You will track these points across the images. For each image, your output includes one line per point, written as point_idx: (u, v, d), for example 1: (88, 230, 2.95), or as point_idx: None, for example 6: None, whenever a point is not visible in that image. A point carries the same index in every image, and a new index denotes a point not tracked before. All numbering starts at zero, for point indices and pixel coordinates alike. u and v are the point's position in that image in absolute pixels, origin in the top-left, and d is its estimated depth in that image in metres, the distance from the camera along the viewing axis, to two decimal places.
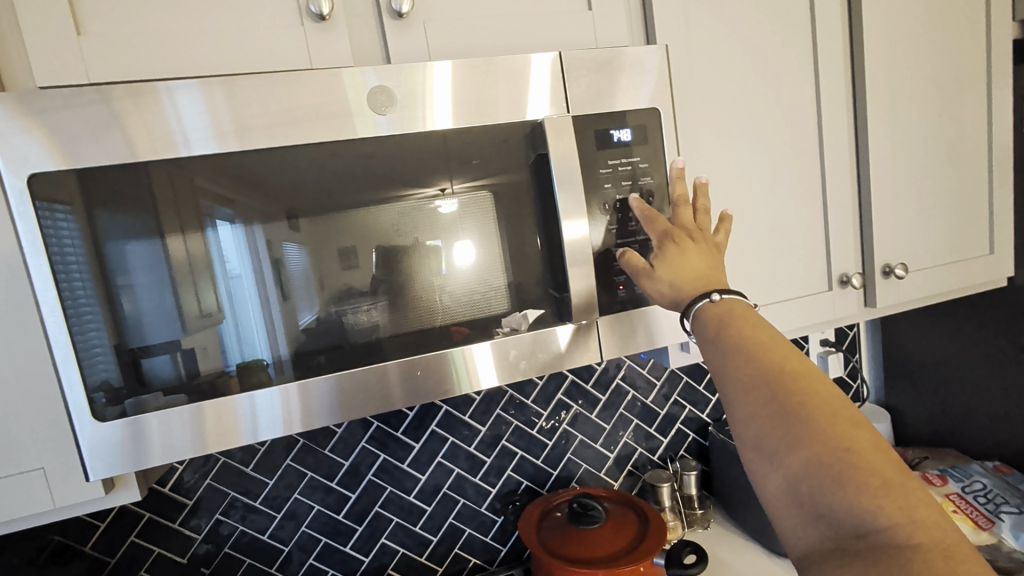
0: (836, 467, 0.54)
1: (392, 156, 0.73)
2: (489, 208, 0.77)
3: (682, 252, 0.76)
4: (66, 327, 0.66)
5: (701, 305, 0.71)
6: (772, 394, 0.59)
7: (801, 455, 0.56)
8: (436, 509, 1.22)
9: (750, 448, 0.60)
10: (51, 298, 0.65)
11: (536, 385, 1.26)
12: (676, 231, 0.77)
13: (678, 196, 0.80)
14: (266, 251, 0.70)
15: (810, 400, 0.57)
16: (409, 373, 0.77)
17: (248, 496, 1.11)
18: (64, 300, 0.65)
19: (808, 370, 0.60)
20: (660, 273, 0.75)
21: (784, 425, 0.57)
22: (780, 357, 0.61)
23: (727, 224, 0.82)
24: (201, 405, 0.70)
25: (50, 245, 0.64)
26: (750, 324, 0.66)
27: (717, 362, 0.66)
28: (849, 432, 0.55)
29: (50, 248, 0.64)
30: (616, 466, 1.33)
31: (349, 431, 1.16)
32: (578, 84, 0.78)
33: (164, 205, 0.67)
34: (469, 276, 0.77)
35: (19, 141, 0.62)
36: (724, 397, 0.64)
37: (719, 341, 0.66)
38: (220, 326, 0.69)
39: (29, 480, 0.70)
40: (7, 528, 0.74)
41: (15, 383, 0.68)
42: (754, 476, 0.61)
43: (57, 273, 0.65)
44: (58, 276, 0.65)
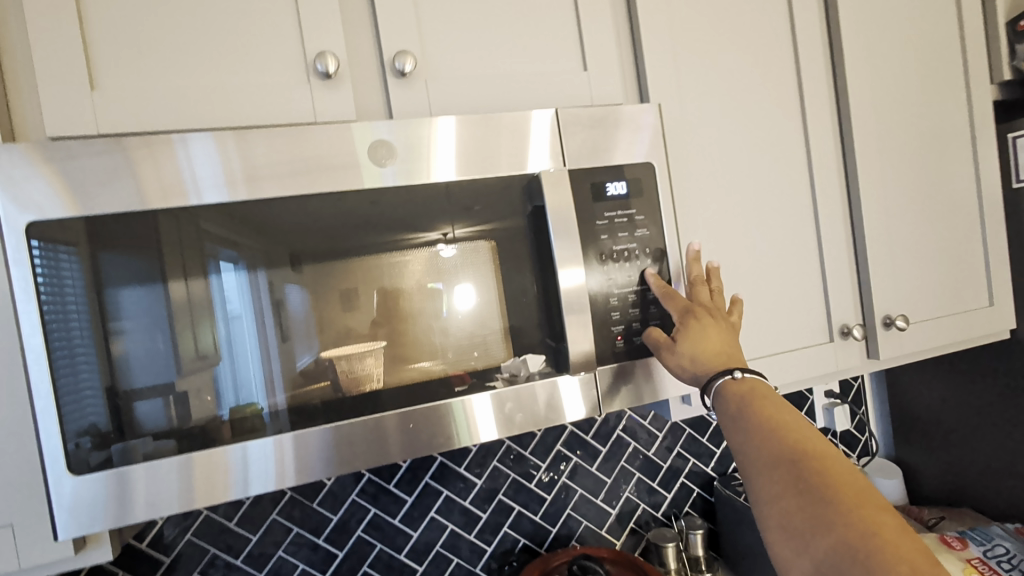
0: (856, 546, 0.56)
1: (393, 206, 0.74)
2: (486, 258, 0.77)
3: (702, 329, 0.79)
4: (52, 374, 0.64)
5: (723, 381, 0.76)
6: (794, 472, 0.63)
7: (827, 538, 0.58)
8: (428, 568, 1.16)
9: (775, 529, 0.63)
10: (37, 344, 0.63)
11: (534, 436, 1.22)
12: (694, 308, 0.80)
13: (694, 276, 0.85)
14: (267, 293, 0.70)
15: (827, 479, 0.61)
16: (404, 426, 0.75)
17: (230, 554, 1.06)
18: (52, 346, 0.64)
19: (828, 452, 0.64)
20: (682, 347, 0.78)
21: (806, 504, 0.60)
22: (800, 439, 0.66)
23: (738, 306, 0.88)
24: (191, 456, 0.68)
25: (44, 290, 0.64)
26: (769, 405, 0.71)
27: (739, 440, 0.70)
28: (870, 513, 0.57)
29: (43, 294, 0.64)
30: (618, 523, 1.27)
31: (340, 483, 1.11)
32: (574, 139, 0.80)
33: (168, 250, 0.67)
34: (469, 319, 0.77)
35: (25, 187, 0.63)
36: (747, 475, 0.68)
37: (742, 423, 0.71)
38: (215, 369, 0.68)
39: None
40: None
41: None
42: (783, 562, 0.62)
43: (47, 319, 0.64)
44: (49, 322, 0.64)
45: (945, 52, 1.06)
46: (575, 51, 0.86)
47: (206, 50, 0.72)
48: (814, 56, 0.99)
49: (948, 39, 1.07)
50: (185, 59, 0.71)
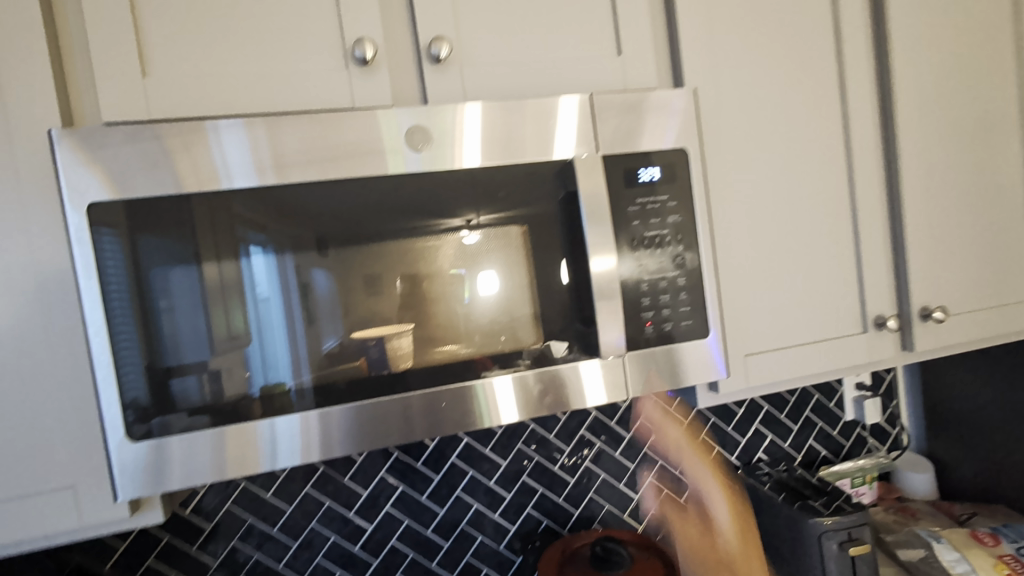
0: None
1: (424, 191, 0.75)
2: (515, 241, 0.78)
3: None
4: (111, 345, 0.68)
5: None
6: None
7: None
8: (453, 545, 1.19)
9: None
10: (98, 318, 0.68)
11: (559, 420, 1.24)
12: None
13: None
14: (295, 277, 0.73)
15: None
16: (433, 405, 0.77)
17: (266, 523, 1.11)
18: (111, 322, 0.68)
19: None
20: None
21: None
22: None
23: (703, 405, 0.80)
24: (223, 430, 0.72)
25: (99, 269, 0.68)
26: None
27: None
28: None
29: (100, 272, 0.68)
30: (640, 508, 1.29)
31: (369, 460, 1.15)
32: (606, 125, 0.80)
33: (202, 233, 0.70)
34: (493, 304, 0.78)
35: (80, 169, 0.67)
36: None
37: None
38: (246, 348, 0.71)
39: (59, 499, 0.72)
40: (31, 546, 0.75)
41: (55, 401, 0.71)
42: None
43: (106, 295, 0.68)
44: (107, 298, 0.68)
45: (998, 34, 1.02)
46: (609, 35, 0.85)
47: (248, 36, 0.74)
48: (856, 39, 0.96)
49: (1001, 19, 1.02)
50: (228, 45, 0.74)
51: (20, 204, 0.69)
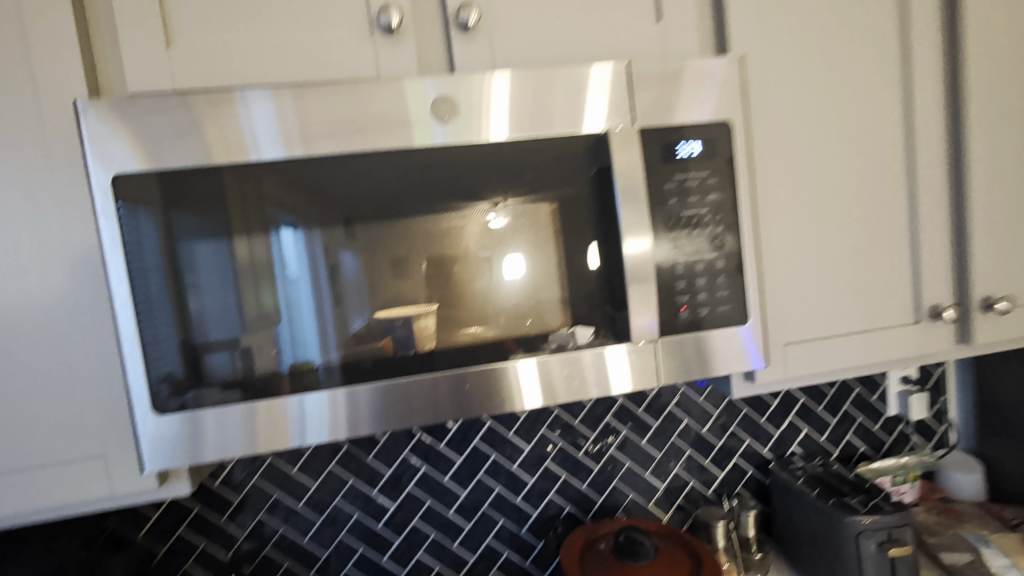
0: None
1: (450, 165, 0.73)
2: (544, 220, 0.75)
3: None
4: (137, 318, 0.68)
5: None
6: None
7: None
8: (475, 527, 1.19)
9: None
10: (122, 292, 0.67)
11: (584, 406, 1.21)
12: None
13: None
14: (323, 257, 0.71)
15: None
16: (457, 386, 0.75)
17: (292, 498, 1.12)
18: (136, 296, 0.68)
19: None
20: None
21: None
22: None
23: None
24: (254, 404, 0.71)
25: (131, 243, 0.68)
26: None
27: None
28: None
29: (126, 245, 0.67)
30: (665, 498, 1.25)
31: (393, 440, 1.15)
32: (643, 96, 0.75)
33: (233, 209, 0.69)
34: (521, 285, 0.75)
35: (113, 139, 0.66)
36: None
37: None
38: (276, 327, 0.71)
39: (90, 467, 0.73)
40: (64, 513, 0.76)
41: (84, 372, 0.72)
42: None
43: (131, 268, 0.68)
44: (132, 272, 0.68)
45: None
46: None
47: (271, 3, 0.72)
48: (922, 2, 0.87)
49: None
50: (251, 13, 0.71)
51: (47, 178, 0.69)
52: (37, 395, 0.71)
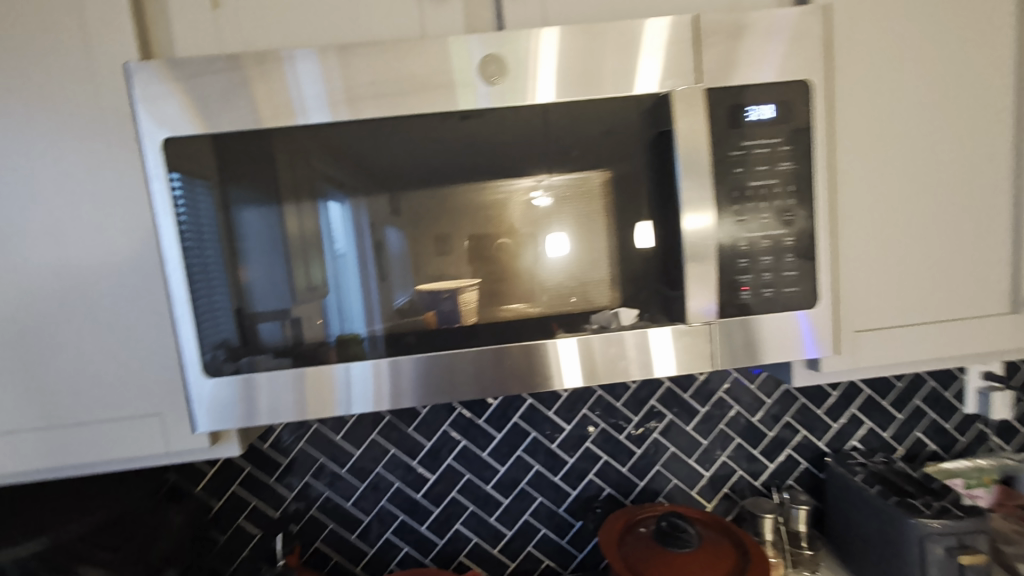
0: None
1: (497, 131, 0.69)
2: (595, 193, 0.70)
3: None
4: (187, 283, 0.70)
5: None
6: None
7: None
8: (513, 502, 1.19)
9: None
10: (174, 256, 0.69)
11: (628, 388, 1.17)
12: None
13: None
14: (369, 233, 0.70)
15: None
16: (499, 362, 0.73)
17: (336, 464, 1.15)
18: (188, 260, 0.69)
19: None
20: None
21: None
22: None
23: None
24: (304, 370, 0.72)
25: (187, 210, 0.68)
26: None
27: None
28: None
29: (177, 210, 0.68)
30: (710, 486, 1.21)
31: (433, 413, 1.16)
32: (708, 54, 0.69)
33: (283, 178, 0.69)
34: (570, 259, 0.72)
35: (172, 101, 0.67)
36: None
37: None
38: (324, 299, 0.71)
39: (147, 424, 0.76)
40: (124, 467, 0.80)
41: (140, 332, 0.74)
42: None
43: (182, 233, 0.69)
44: (183, 236, 0.69)
45: None
46: None
47: None
48: None
49: None
50: None
51: (102, 143, 0.71)
52: (100, 353, 0.74)
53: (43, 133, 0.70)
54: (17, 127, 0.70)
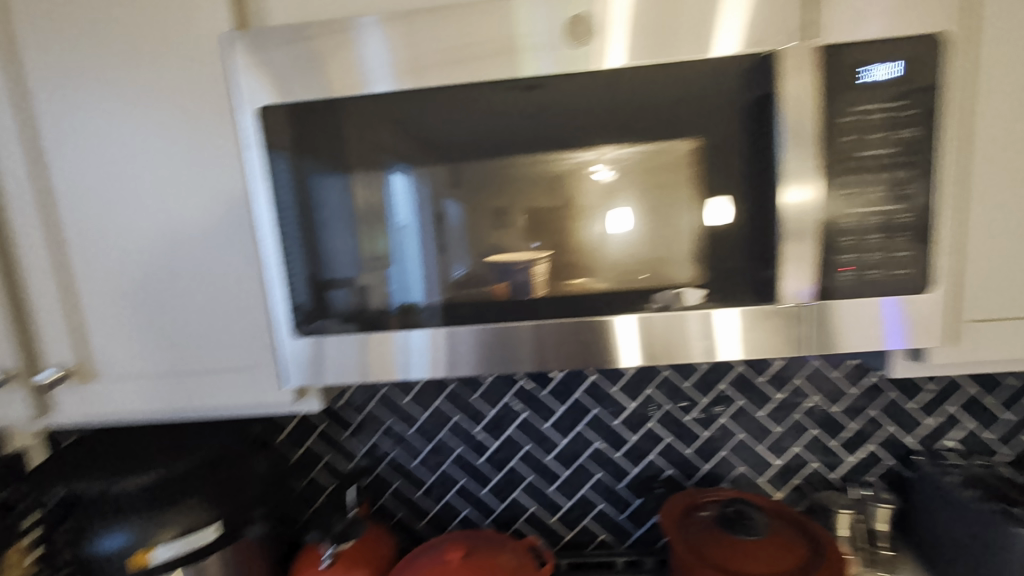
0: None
1: (580, 97, 0.66)
2: (682, 162, 0.67)
3: None
4: (280, 245, 0.72)
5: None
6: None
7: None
8: (571, 475, 1.19)
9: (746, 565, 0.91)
10: (268, 219, 0.72)
11: (697, 369, 1.13)
12: None
13: None
14: (428, 206, 0.72)
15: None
16: (570, 336, 0.71)
17: (404, 425, 1.19)
18: (280, 223, 0.72)
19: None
20: None
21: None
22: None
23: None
24: (366, 336, 0.74)
25: (275, 176, 0.71)
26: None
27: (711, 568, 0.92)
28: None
29: (271, 174, 0.71)
30: (780, 475, 1.16)
31: (496, 383, 1.17)
32: (819, 7, 0.62)
33: (350, 149, 0.70)
34: (650, 232, 0.69)
35: (249, 72, 0.69)
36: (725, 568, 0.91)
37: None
38: (389, 269, 0.73)
39: (239, 377, 0.81)
40: (218, 415, 0.86)
41: (234, 291, 0.79)
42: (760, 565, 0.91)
43: (276, 197, 0.72)
44: (276, 200, 0.72)
45: None
46: None
47: None
48: None
49: None
50: None
51: (201, 112, 0.74)
52: (200, 308, 0.80)
53: (150, 103, 0.75)
54: (124, 96, 0.75)
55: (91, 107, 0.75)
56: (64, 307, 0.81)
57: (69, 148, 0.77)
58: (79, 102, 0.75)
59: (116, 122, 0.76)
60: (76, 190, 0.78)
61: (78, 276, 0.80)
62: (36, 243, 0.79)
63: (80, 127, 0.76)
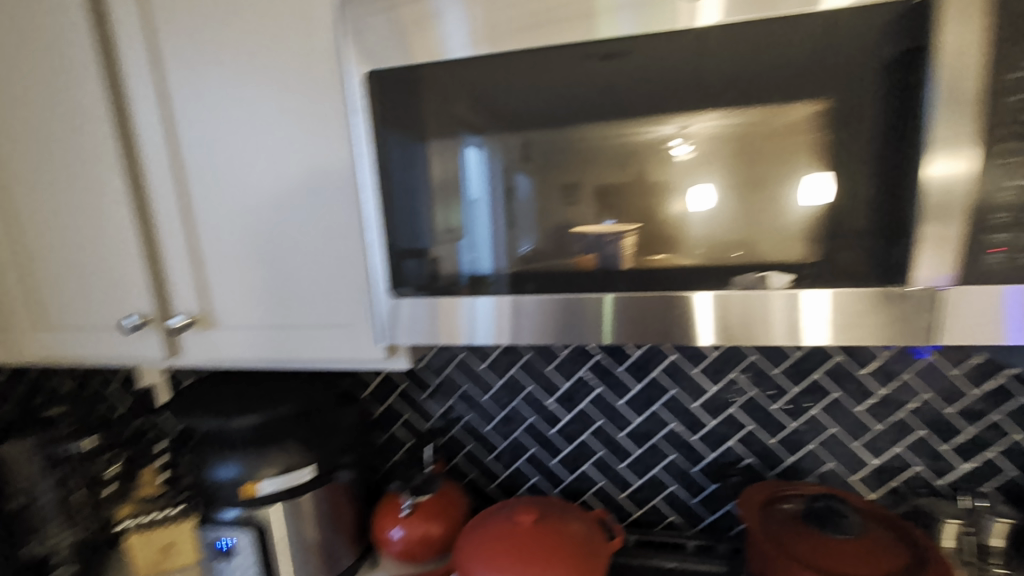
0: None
1: (679, 59, 0.62)
2: (792, 127, 0.60)
3: None
4: (382, 209, 0.75)
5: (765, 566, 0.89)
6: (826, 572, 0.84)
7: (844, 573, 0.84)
8: (644, 454, 1.17)
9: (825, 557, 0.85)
10: (371, 182, 0.74)
11: (790, 354, 1.05)
12: None
13: None
14: (500, 181, 0.71)
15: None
16: (649, 314, 0.68)
17: (479, 392, 1.23)
18: (382, 186, 0.74)
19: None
20: None
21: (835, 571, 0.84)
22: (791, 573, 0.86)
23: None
24: (437, 301, 0.75)
25: (377, 140, 0.73)
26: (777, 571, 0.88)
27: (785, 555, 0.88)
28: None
29: (374, 138, 0.73)
30: (877, 475, 1.06)
31: (573, 356, 1.16)
32: None
33: (427, 119, 0.71)
34: (751, 205, 0.63)
35: (352, 38, 0.70)
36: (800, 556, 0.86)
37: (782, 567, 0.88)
38: (459, 243, 0.73)
39: (338, 331, 0.86)
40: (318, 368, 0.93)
41: (336, 251, 0.83)
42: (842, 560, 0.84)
43: (379, 161, 0.74)
44: (377, 163, 0.74)
45: None
46: None
47: None
48: None
49: None
50: None
51: (313, 79, 0.78)
52: (307, 265, 0.85)
53: (268, 71, 0.80)
54: (246, 65, 0.80)
55: (218, 75, 0.82)
56: (190, 259, 0.90)
57: (198, 113, 0.84)
58: (208, 72, 0.82)
59: (237, 93, 0.82)
60: (203, 151, 0.85)
61: (203, 231, 0.88)
62: (171, 200, 0.88)
63: (208, 95, 0.83)
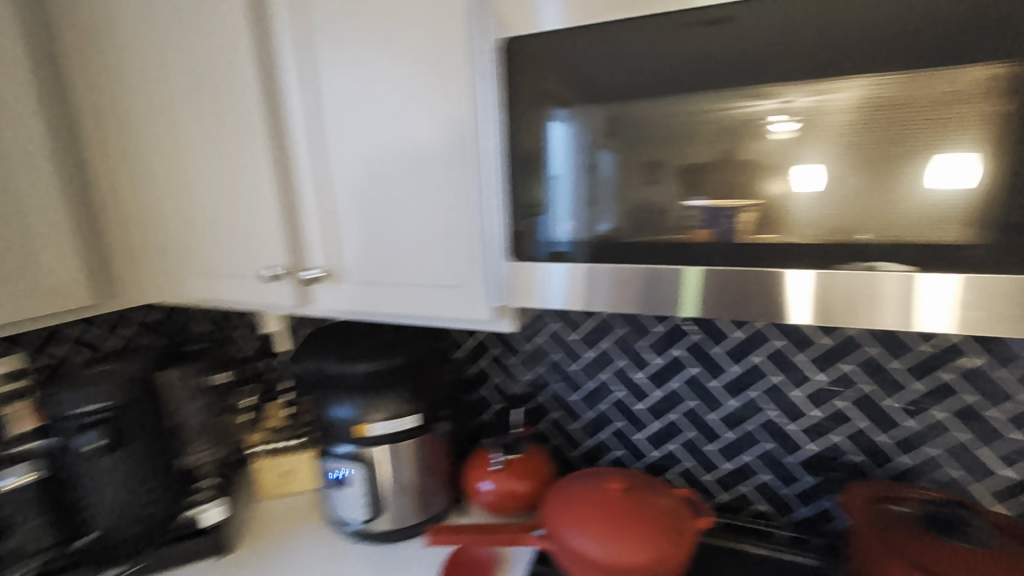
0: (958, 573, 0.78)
1: (796, 25, 0.59)
2: (926, 96, 0.56)
3: None
4: (507, 173, 0.80)
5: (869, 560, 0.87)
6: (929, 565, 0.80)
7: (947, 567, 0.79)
8: (736, 439, 1.14)
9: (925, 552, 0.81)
10: (496, 147, 0.80)
11: (915, 350, 0.96)
12: None
13: None
14: (585, 157, 0.74)
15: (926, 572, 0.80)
16: (747, 294, 0.66)
17: (570, 361, 1.27)
18: (506, 150, 0.80)
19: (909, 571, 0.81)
20: None
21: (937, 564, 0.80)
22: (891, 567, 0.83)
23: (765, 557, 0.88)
24: (517, 266, 0.82)
25: (504, 104, 0.78)
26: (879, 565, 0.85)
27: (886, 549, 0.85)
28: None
29: (502, 104, 0.78)
30: (1010, 488, 0.95)
31: (672, 330, 1.15)
32: None
33: (521, 96, 0.77)
34: (871, 180, 0.59)
35: (482, 12, 0.76)
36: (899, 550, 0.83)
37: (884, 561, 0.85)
38: (539, 217, 0.79)
39: (451, 291, 0.91)
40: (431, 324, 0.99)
41: (451, 213, 0.87)
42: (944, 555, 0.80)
43: (504, 126, 0.79)
44: (503, 128, 0.79)
45: None
46: None
47: None
48: None
49: None
50: None
51: (436, 43, 0.80)
52: (426, 225, 0.90)
53: (394, 38, 0.84)
54: (375, 31, 0.85)
55: (351, 42, 0.87)
56: (322, 217, 1.00)
57: (333, 78, 0.90)
58: (342, 40, 0.88)
59: (367, 59, 0.86)
60: (336, 116, 0.92)
61: (335, 191, 0.97)
62: (309, 162, 0.98)
63: (340, 63, 0.89)
